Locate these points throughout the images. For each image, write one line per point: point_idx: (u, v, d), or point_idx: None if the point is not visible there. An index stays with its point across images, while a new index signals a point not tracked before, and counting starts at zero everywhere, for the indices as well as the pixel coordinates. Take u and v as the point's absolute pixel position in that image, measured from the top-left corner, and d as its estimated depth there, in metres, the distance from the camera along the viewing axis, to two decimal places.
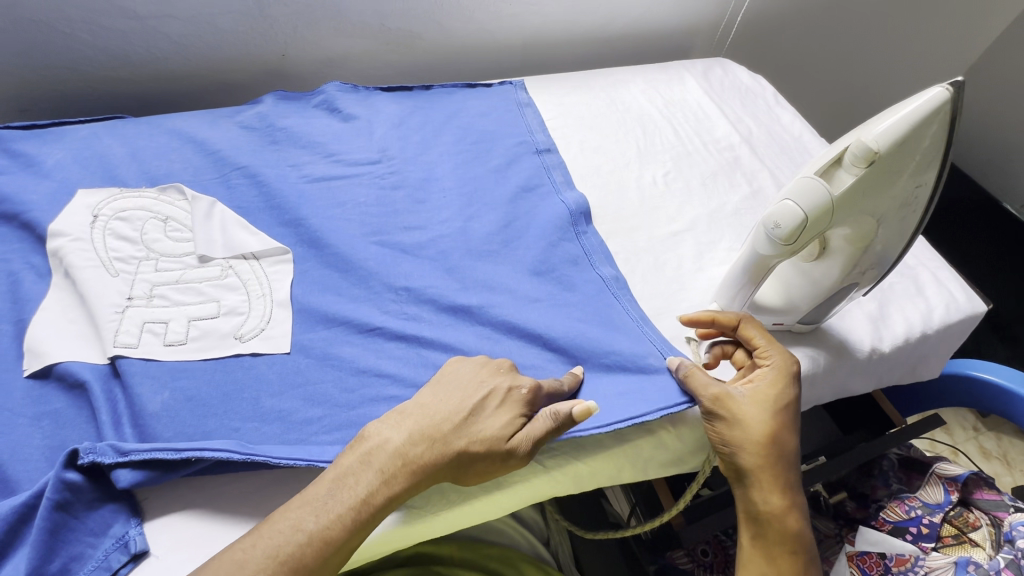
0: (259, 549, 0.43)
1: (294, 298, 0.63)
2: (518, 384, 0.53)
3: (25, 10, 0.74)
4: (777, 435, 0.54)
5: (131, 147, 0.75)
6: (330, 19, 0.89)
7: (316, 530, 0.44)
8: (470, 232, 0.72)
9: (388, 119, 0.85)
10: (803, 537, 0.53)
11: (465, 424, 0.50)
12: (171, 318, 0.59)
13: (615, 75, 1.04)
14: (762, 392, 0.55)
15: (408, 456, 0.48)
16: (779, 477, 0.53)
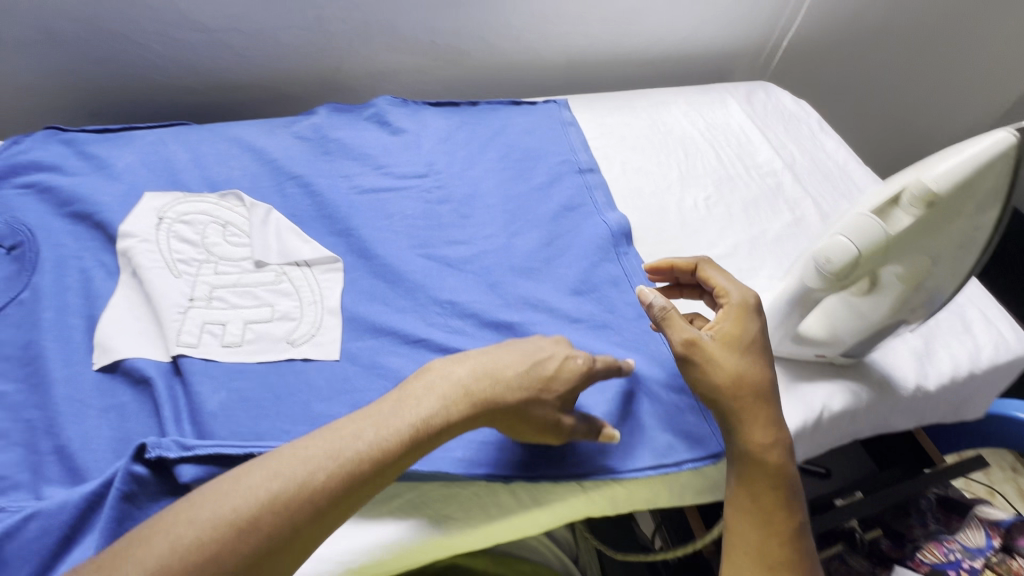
0: (317, 450, 0.44)
1: (344, 306, 0.65)
2: (579, 356, 0.54)
3: (106, 22, 0.79)
4: (749, 373, 0.54)
5: (195, 153, 0.79)
6: (384, 35, 0.92)
7: (373, 442, 0.45)
8: (513, 250, 0.74)
9: (435, 134, 0.87)
10: (788, 475, 0.53)
11: (533, 380, 0.51)
12: (228, 320, 0.62)
13: (657, 96, 1.05)
14: (728, 333, 0.56)
15: (470, 389, 0.50)
16: (759, 413, 0.53)
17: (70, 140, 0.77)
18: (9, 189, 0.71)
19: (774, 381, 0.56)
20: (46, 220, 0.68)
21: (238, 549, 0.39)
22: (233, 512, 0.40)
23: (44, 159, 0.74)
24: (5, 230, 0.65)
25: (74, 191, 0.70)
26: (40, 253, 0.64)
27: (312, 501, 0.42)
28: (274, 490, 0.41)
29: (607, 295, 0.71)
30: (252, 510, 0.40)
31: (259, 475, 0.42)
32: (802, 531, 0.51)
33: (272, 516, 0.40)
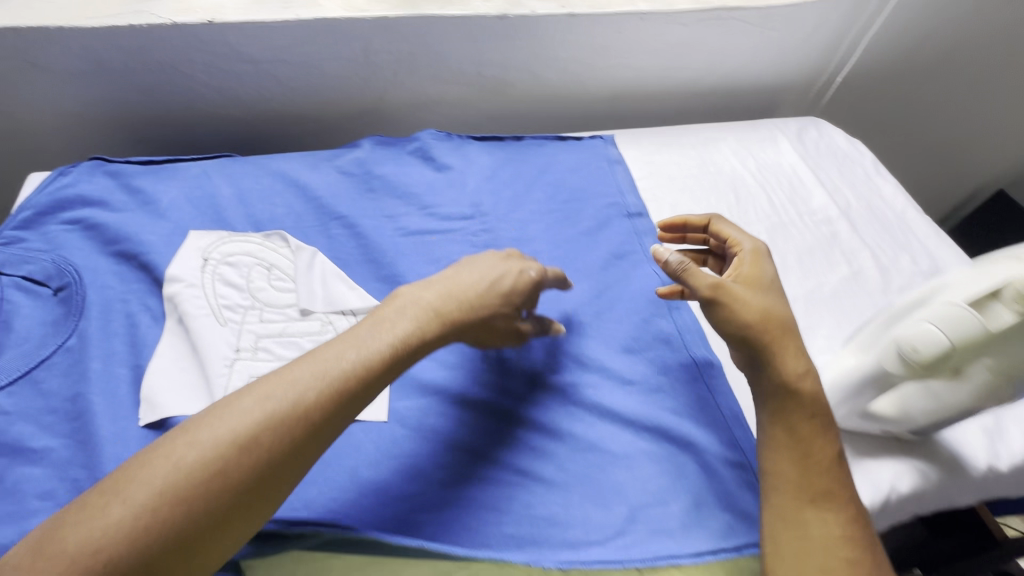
0: (304, 372, 0.45)
1: None
2: (530, 270, 0.61)
3: (154, 53, 0.78)
4: (774, 309, 0.56)
5: (239, 189, 0.78)
6: (430, 66, 0.90)
7: (358, 360, 0.47)
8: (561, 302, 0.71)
9: (480, 171, 0.85)
10: (820, 405, 0.54)
11: (495, 294, 0.57)
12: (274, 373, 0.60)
13: (705, 131, 1.01)
14: (750, 275, 0.59)
15: (440, 310, 0.53)
16: (789, 346, 0.55)
17: (116, 172, 0.77)
18: (55, 225, 0.70)
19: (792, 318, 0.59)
20: (93, 259, 0.67)
21: (241, 465, 0.40)
22: (232, 431, 0.40)
23: (90, 193, 0.73)
24: (52, 270, 0.65)
25: (120, 230, 0.69)
26: (87, 296, 0.63)
27: (309, 416, 0.43)
28: (271, 409, 0.42)
29: (659, 354, 0.68)
30: (251, 428, 0.41)
31: (253, 397, 0.42)
32: (841, 457, 0.52)
33: (272, 432, 0.41)
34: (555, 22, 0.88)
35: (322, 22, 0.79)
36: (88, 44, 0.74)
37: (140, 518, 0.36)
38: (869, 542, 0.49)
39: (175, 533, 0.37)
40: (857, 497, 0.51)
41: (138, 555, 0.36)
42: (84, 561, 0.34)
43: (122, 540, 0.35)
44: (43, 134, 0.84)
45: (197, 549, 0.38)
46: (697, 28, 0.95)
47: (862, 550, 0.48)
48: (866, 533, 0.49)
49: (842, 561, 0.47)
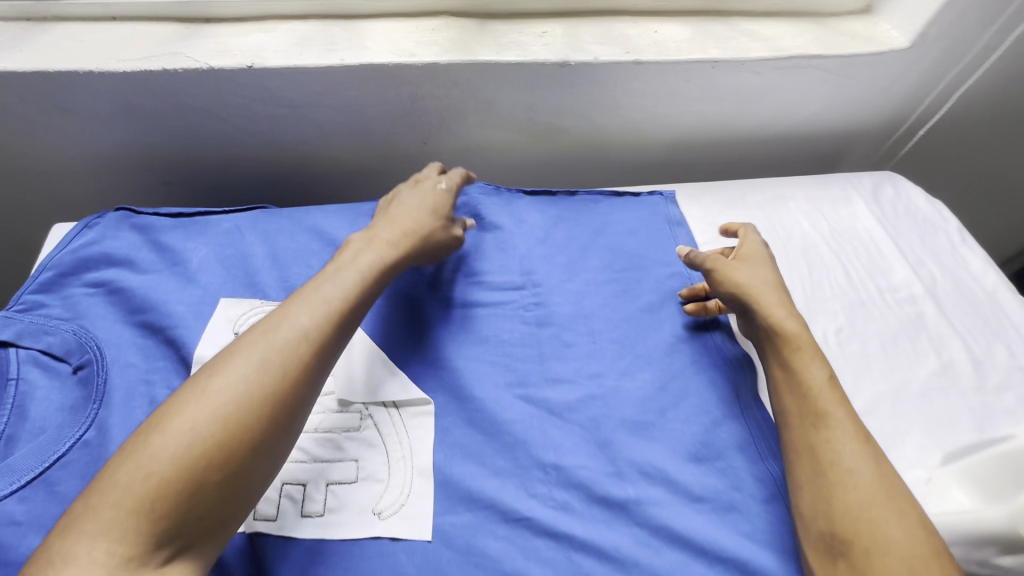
0: (295, 309, 0.55)
1: (435, 466, 0.58)
2: (440, 185, 0.74)
3: (187, 97, 0.72)
4: (757, 270, 0.68)
5: (272, 247, 0.72)
6: (480, 112, 0.83)
7: (337, 293, 0.57)
8: (622, 396, 0.64)
9: (531, 232, 0.79)
10: (806, 337, 0.61)
11: (421, 210, 0.70)
12: (310, 478, 0.56)
13: (771, 188, 0.93)
14: (746, 250, 0.71)
15: (392, 240, 0.66)
16: (767, 292, 0.65)
17: (144, 226, 0.72)
18: (78, 288, 0.65)
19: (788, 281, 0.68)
20: (116, 331, 0.62)
21: (257, 386, 0.48)
22: (242, 362, 0.49)
23: (115, 252, 0.68)
24: (72, 345, 0.60)
25: (147, 297, 0.64)
26: (109, 378, 0.58)
27: (307, 337, 0.53)
28: (271, 340, 0.52)
29: (733, 463, 0.61)
30: (260, 356, 0.50)
31: (255, 333, 0.52)
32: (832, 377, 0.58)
33: (276, 356, 0.50)
34: (620, 70, 0.80)
35: (368, 68, 0.73)
36: (117, 88, 0.69)
37: (179, 442, 0.45)
38: (871, 452, 0.53)
39: (211, 450, 0.45)
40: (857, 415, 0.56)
41: (183, 472, 0.44)
42: (138, 484, 0.43)
43: (166, 462, 0.44)
44: (69, 176, 0.79)
45: (235, 464, 0.46)
46: (772, 77, 0.86)
47: (867, 463, 0.53)
48: (868, 444, 0.54)
49: (847, 475, 0.52)
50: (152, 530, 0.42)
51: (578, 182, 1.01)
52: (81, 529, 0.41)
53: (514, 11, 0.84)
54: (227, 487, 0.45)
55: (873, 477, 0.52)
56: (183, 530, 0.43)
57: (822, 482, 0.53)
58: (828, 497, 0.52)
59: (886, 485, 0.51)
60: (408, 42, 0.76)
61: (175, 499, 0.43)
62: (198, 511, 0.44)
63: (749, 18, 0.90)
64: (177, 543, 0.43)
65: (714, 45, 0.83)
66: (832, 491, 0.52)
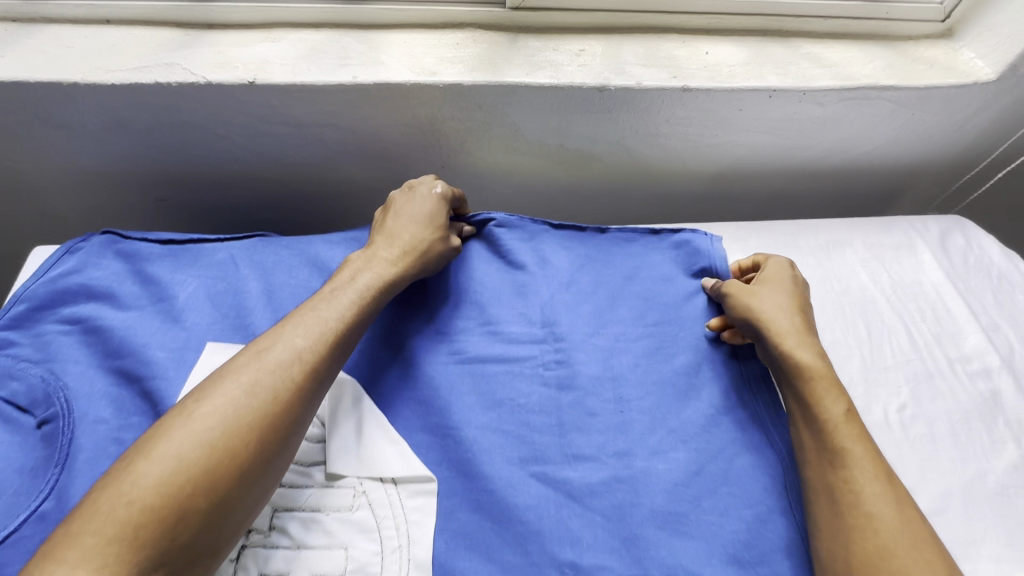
0: (291, 328, 0.52)
1: (435, 559, 0.52)
2: (434, 190, 0.69)
3: (182, 113, 0.65)
4: (782, 299, 0.63)
5: (268, 282, 0.65)
6: (504, 136, 0.74)
7: (335, 318, 0.54)
8: (650, 480, 0.56)
9: (556, 274, 0.71)
10: (830, 372, 0.57)
11: (420, 222, 0.66)
12: (292, 568, 0.50)
13: (825, 230, 0.83)
14: (770, 277, 0.66)
15: (392, 260, 0.62)
16: (790, 324, 0.61)
17: (131, 254, 0.65)
18: (52, 325, 0.59)
19: (805, 303, 0.65)
20: (88, 378, 0.56)
21: (249, 407, 0.45)
22: (233, 383, 0.46)
23: (96, 284, 0.62)
24: (38, 395, 0.54)
25: (126, 340, 0.58)
26: (75, 437, 0.52)
27: (302, 356, 0.49)
28: (265, 361, 0.48)
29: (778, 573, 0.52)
30: (251, 377, 0.47)
31: (246, 354, 0.49)
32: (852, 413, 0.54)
33: (269, 378, 0.47)
34: (664, 96, 0.71)
35: (383, 87, 0.65)
36: (107, 102, 0.62)
37: (163, 468, 0.41)
38: (893, 496, 0.49)
39: (198, 474, 0.41)
40: (879, 453, 0.52)
41: (167, 500, 0.40)
42: (117, 513, 0.39)
43: (149, 486, 0.40)
44: (58, 190, 0.73)
45: (223, 488, 0.42)
46: (837, 108, 0.76)
47: (889, 506, 0.49)
48: (895, 489, 0.50)
49: (869, 520, 0.48)
50: (131, 563, 0.37)
51: (609, 213, 0.92)
52: (54, 560, 0.37)
53: (548, 25, 0.75)
54: (213, 517, 0.41)
55: (897, 522, 0.48)
56: (166, 560, 0.39)
57: (843, 528, 0.49)
58: (846, 544, 0.48)
59: (911, 534, 0.47)
60: (429, 58, 0.68)
61: (159, 525, 0.39)
62: (184, 539, 0.40)
63: (812, 40, 0.80)
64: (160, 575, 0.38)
65: (772, 71, 0.74)
66: (851, 537, 0.48)
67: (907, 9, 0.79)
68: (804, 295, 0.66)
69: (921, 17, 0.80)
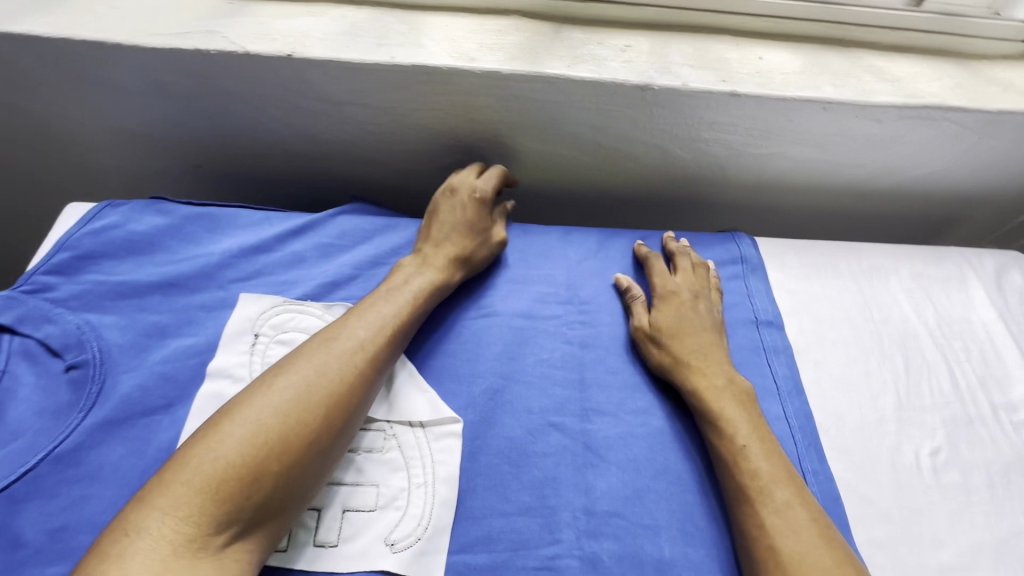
0: (355, 317, 0.54)
1: (460, 496, 0.52)
2: (477, 194, 0.68)
3: (220, 81, 0.65)
4: (680, 345, 0.60)
5: (300, 249, 0.66)
6: (539, 128, 0.72)
7: (391, 310, 0.56)
8: (671, 437, 0.57)
9: (583, 245, 0.73)
10: (735, 413, 0.55)
11: (463, 230, 0.65)
12: (325, 503, 0.50)
13: (871, 256, 0.78)
14: (665, 318, 0.62)
15: (445, 268, 0.62)
16: (690, 372, 0.58)
17: (172, 210, 0.67)
18: (94, 275, 0.60)
19: (709, 343, 0.61)
20: (122, 331, 0.56)
21: (317, 386, 0.47)
22: (305, 363, 0.48)
23: (134, 239, 0.63)
24: (70, 339, 0.55)
25: (163, 294, 0.60)
26: (103, 387, 0.53)
27: (364, 345, 0.51)
28: (335, 346, 0.50)
29: None
30: (324, 359, 0.49)
31: (317, 340, 0.51)
32: (745, 446, 0.52)
33: (338, 362, 0.49)
34: (711, 101, 0.68)
35: (419, 69, 0.63)
36: (143, 64, 0.62)
37: (243, 431, 0.43)
38: (799, 523, 0.47)
39: (274, 439, 0.43)
40: (791, 481, 0.50)
41: (248, 459, 0.42)
42: (205, 467, 0.41)
43: (233, 446, 0.42)
44: (98, 148, 0.74)
45: (293, 456, 0.43)
46: (896, 127, 0.72)
47: (794, 532, 0.47)
48: (791, 518, 0.48)
49: (772, 549, 0.46)
50: (213, 517, 0.39)
51: (641, 221, 0.88)
52: (149, 504, 0.39)
53: (596, 18, 0.73)
54: (283, 483, 0.42)
55: (800, 550, 0.45)
56: (243, 515, 0.40)
57: (751, 558, 0.47)
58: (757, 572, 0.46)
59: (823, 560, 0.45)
60: (469, 42, 0.67)
61: (237, 482, 0.41)
62: (257, 500, 0.41)
63: (876, 52, 0.75)
64: (237, 528, 0.40)
65: (830, 82, 0.70)
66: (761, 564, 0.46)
67: (983, 27, 0.74)
68: (705, 327, 0.62)
69: (997, 36, 0.75)
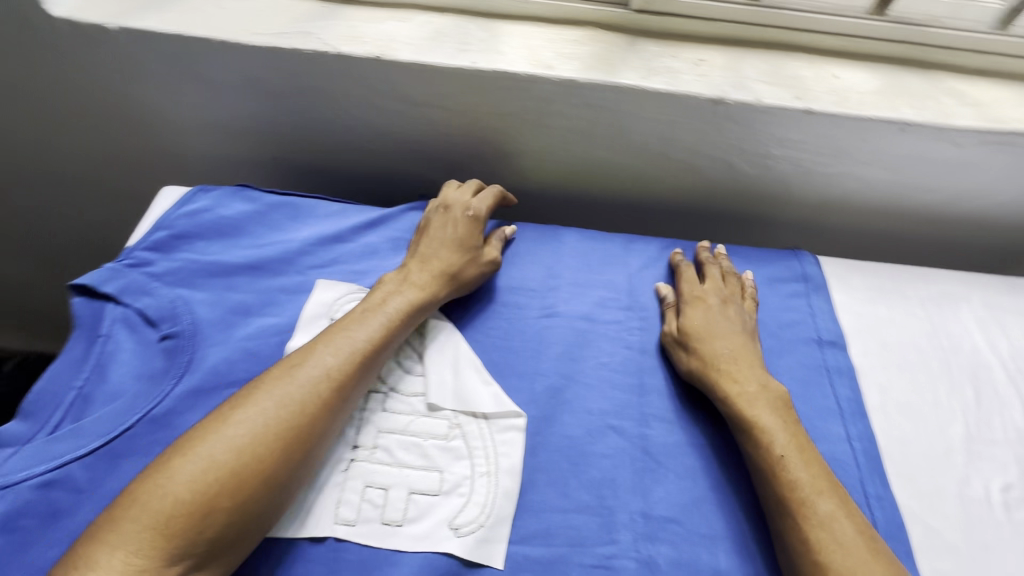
0: (323, 343, 0.53)
1: (522, 489, 0.53)
2: (469, 211, 0.68)
3: (311, 79, 0.69)
4: (708, 351, 0.60)
5: (373, 241, 0.69)
6: (608, 136, 0.73)
7: (364, 334, 0.54)
8: (730, 449, 0.57)
9: (643, 254, 0.74)
10: (771, 421, 0.54)
11: (452, 245, 0.65)
12: (392, 484, 0.52)
13: (940, 282, 0.76)
14: (694, 324, 0.62)
15: (426, 288, 0.61)
16: (720, 380, 0.57)
17: (258, 198, 0.71)
18: (187, 253, 0.64)
19: (734, 355, 0.60)
20: (211, 307, 0.60)
21: (275, 419, 0.46)
22: (263, 394, 0.47)
23: (224, 223, 0.67)
24: (165, 311, 0.59)
25: (249, 276, 0.64)
26: (194, 357, 0.56)
27: (330, 373, 0.50)
28: (297, 376, 0.49)
29: None
30: (284, 391, 0.48)
31: (281, 367, 0.50)
32: (784, 456, 0.51)
33: (298, 392, 0.48)
34: (784, 117, 0.68)
35: (500, 75, 0.66)
36: (243, 60, 0.67)
37: (194, 467, 0.43)
38: (847, 537, 0.46)
39: (225, 475, 0.43)
40: (835, 496, 0.49)
41: (198, 496, 0.42)
42: (153, 504, 0.41)
43: (183, 483, 0.42)
44: (190, 137, 0.79)
45: (246, 491, 0.43)
46: (975, 151, 0.70)
47: (845, 547, 0.46)
48: (837, 531, 0.47)
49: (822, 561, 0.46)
50: (159, 555, 0.40)
51: (698, 234, 0.88)
52: (98, 542, 0.40)
53: (671, 32, 0.74)
54: (236, 518, 0.42)
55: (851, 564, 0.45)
56: (194, 550, 0.41)
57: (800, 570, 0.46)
58: None
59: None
60: (547, 51, 0.69)
61: (186, 520, 0.41)
62: (210, 535, 0.41)
63: (956, 75, 0.74)
64: (187, 564, 0.40)
65: (908, 103, 0.69)
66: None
67: None
68: (733, 338, 0.62)
69: None
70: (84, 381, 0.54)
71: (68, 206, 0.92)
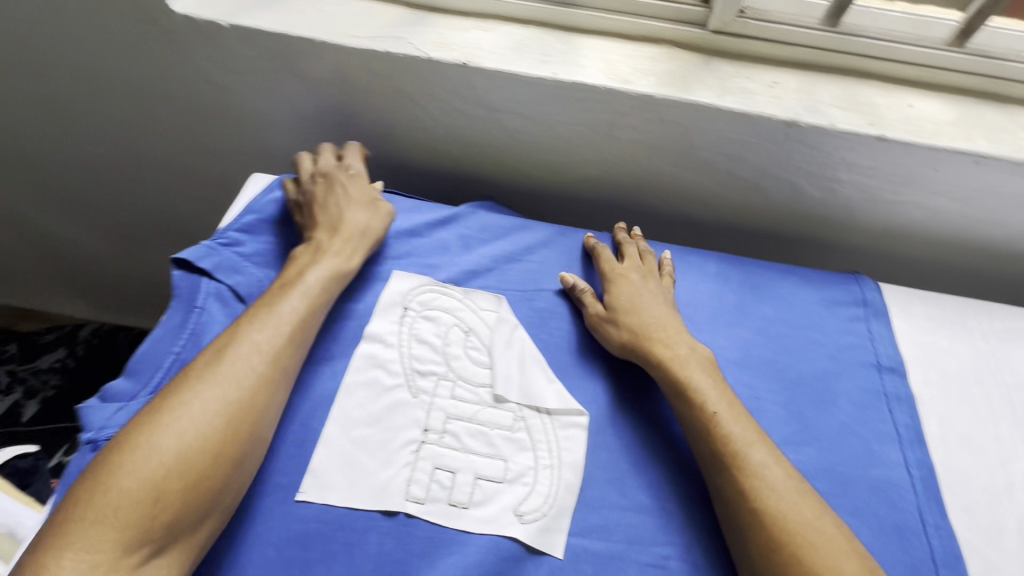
0: (249, 327, 0.54)
1: (583, 484, 0.55)
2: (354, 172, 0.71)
3: (397, 81, 0.73)
4: (636, 327, 0.62)
5: (444, 237, 0.72)
6: (675, 151, 0.75)
7: (288, 311, 0.56)
8: None
9: (703, 269, 0.75)
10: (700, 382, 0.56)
11: (352, 206, 0.67)
12: (460, 468, 0.55)
13: (1006, 317, 0.75)
14: (618, 302, 0.64)
15: (335, 253, 0.63)
16: (651, 351, 0.60)
17: None
18: (274, 237, 0.69)
19: (656, 328, 0.61)
20: None
21: (213, 401, 0.48)
22: (196, 381, 0.49)
23: None
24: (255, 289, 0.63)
25: None
26: None
27: (262, 351, 0.53)
28: (227, 360, 0.51)
29: None
30: (215, 375, 0.50)
31: (206, 354, 0.52)
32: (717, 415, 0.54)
33: (229, 372, 0.50)
34: (856, 142, 0.68)
35: (578, 86, 0.69)
36: (336, 59, 0.71)
37: (137, 457, 0.44)
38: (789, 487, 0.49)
39: (172, 459, 0.45)
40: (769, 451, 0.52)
41: (146, 485, 0.43)
42: (99, 500, 0.42)
43: (128, 476, 0.43)
44: (274, 129, 0.85)
45: (195, 471, 0.45)
46: None
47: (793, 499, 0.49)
48: (771, 477, 0.50)
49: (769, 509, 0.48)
50: (119, 543, 0.41)
51: (755, 252, 0.89)
52: (49, 548, 0.40)
53: (745, 54, 0.76)
54: (190, 497, 0.45)
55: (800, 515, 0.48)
56: (153, 535, 0.42)
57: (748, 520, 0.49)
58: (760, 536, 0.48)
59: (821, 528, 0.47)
60: (624, 65, 0.71)
61: (139, 509, 0.42)
62: (166, 518, 0.43)
63: None
64: (149, 548, 0.42)
65: (984, 135, 0.69)
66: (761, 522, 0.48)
67: None
68: (655, 309, 0.64)
69: None
70: (181, 347, 0.58)
71: (156, 186, 0.99)
